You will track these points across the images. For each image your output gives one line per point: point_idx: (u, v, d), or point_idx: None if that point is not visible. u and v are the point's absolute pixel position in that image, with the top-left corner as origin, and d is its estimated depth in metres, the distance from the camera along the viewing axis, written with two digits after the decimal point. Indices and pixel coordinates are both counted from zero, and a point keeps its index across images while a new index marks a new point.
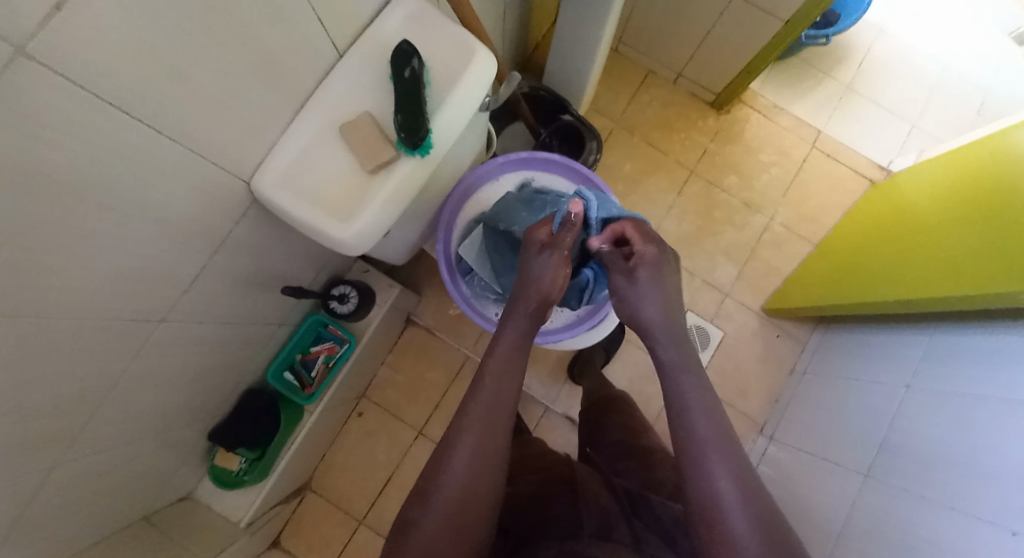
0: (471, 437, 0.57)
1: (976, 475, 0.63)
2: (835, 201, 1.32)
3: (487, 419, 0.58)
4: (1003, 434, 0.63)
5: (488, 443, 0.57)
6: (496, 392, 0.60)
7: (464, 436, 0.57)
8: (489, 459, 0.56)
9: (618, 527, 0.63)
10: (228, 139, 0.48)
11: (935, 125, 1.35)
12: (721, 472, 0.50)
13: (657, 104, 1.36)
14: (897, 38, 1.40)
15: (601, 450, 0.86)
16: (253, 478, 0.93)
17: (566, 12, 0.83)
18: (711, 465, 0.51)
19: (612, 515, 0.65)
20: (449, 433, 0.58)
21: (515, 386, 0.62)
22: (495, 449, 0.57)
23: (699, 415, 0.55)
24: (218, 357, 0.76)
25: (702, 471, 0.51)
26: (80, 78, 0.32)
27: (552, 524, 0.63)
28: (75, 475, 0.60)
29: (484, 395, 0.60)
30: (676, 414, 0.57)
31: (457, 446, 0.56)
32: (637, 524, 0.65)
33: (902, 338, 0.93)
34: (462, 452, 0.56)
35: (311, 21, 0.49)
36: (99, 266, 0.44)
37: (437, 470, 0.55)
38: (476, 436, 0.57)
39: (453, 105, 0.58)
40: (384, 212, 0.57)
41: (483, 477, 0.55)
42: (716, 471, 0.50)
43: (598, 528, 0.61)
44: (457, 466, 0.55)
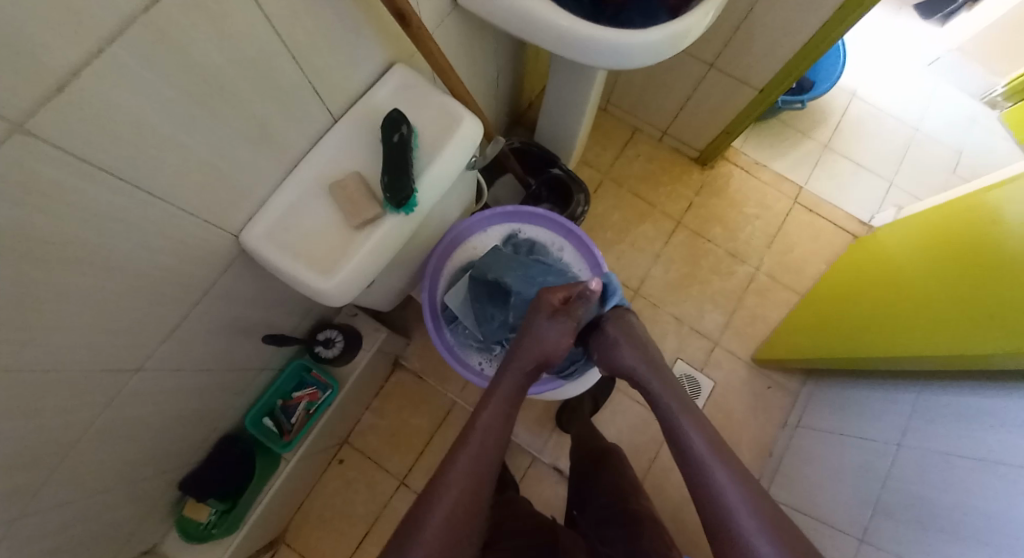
0: (455, 485, 0.57)
1: (977, 541, 0.61)
2: (819, 253, 1.35)
3: (471, 467, 0.59)
4: (992, 495, 0.62)
5: (469, 497, 0.56)
6: (482, 441, 0.61)
7: (450, 483, 0.57)
8: (470, 505, 0.56)
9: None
10: (216, 197, 0.50)
11: (911, 183, 1.41)
12: (734, 499, 0.55)
13: (644, 158, 1.40)
14: (870, 100, 1.48)
15: (588, 514, 0.84)
16: (221, 533, 0.90)
17: (554, 76, 0.87)
18: (726, 492, 0.56)
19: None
20: (433, 481, 0.58)
21: (503, 434, 0.63)
22: (474, 494, 0.57)
23: (693, 432, 0.62)
24: (195, 404, 0.75)
25: (716, 500, 0.56)
26: (68, 144, 0.34)
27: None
28: (38, 529, 0.58)
29: (471, 443, 0.61)
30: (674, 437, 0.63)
31: (441, 492, 0.56)
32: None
33: (888, 395, 0.94)
34: (446, 497, 0.56)
35: (305, 90, 0.52)
36: (77, 318, 0.45)
37: (418, 516, 0.55)
38: (462, 483, 0.57)
39: (438, 166, 0.61)
40: (367, 266, 0.58)
41: (462, 524, 0.55)
42: (728, 498, 0.56)
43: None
44: (439, 511, 0.55)
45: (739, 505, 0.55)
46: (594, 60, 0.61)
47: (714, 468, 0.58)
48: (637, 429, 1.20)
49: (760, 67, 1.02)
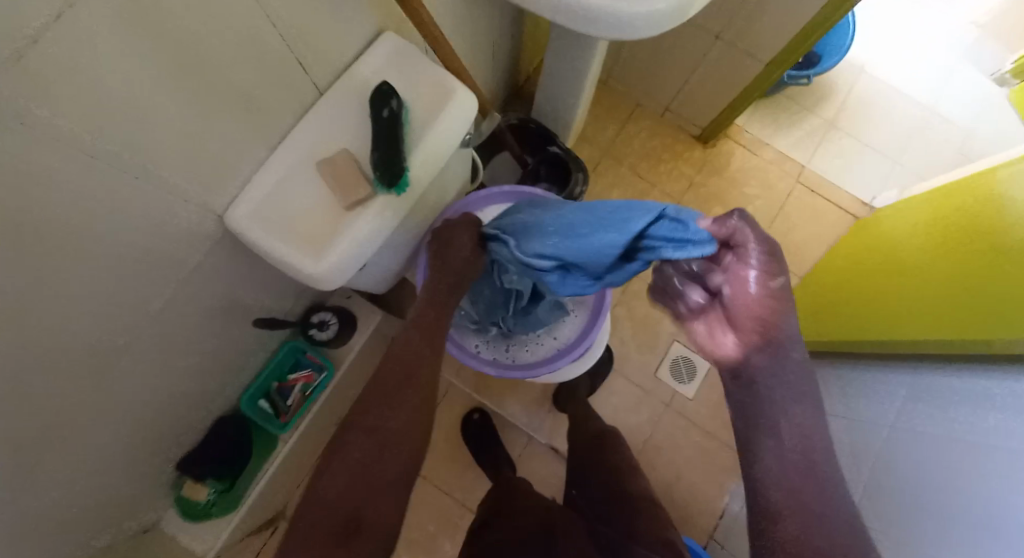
0: (374, 413, 0.57)
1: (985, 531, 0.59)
2: (821, 234, 1.33)
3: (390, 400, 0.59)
4: (979, 477, 0.63)
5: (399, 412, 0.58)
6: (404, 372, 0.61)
7: (369, 414, 0.57)
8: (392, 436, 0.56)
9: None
10: (199, 174, 0.48)
11: (916, 162, 1.38)
12: (815, 512, 0.44)
13: (644, 135, 1.37)
14: (878, 76, 1.44)
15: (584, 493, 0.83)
16: (220, 511, 0.91)
17: (554, 48, 0.84)
18: (815, 503, 0.45)
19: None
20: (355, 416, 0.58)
21: (425, 362, 0.64)
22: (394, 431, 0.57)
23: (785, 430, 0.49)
24: (187, 386, 0.75)
25: (790, 512, 0.45)
26: (36, 116, 0.31)
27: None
28: (29, 515, 0.57)
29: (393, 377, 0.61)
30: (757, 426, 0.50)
31: (364, 417, 0.57)
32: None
33: (884, 378, 0.93)
34: (365, 426, 0.56)
35: (290, 60, 0.49)
36: (56, 302, 0.43)
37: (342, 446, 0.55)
38: (380, 418, 0.57)
39: (430, 144, 0.59)
40: (358, 250, 0.56)
41: (384, 448, 0.55)
42: (810, 515, 0.44)
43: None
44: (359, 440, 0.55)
45: (820, 526, 0.44)
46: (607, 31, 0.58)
47: (809, 469, 0.46)
48: (633, 410, 1.20)
49: (769, 39, 0.98)
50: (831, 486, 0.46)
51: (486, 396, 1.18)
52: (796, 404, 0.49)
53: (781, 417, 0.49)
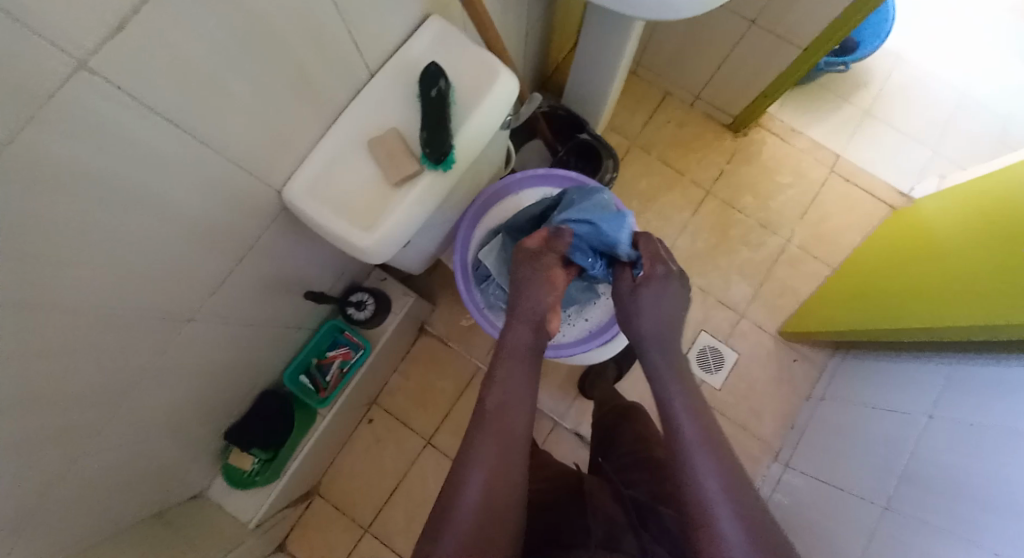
0: (484, 455, 0.54)
1: (989, 507, 0.63)
2: (854, 225, 1.32)
3: (501, 443, 0.55)
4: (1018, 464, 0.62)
5: (506, 451, 0.55)
6: (507, 416, 0.57)
7: (480, 455, 0.54)
8: (507, 486, 0.52)
9: (625, 539, 0.63)
10: (259, 150, 0.52)
11: (957, 152, 1.34)
12: (704, 471, 0.53)
13: (674, 125, 1.37)
14: (919, 65, 1.40)
15: (612, 460, 0.85)
16: (264, 479, 0.95)
17: (590, 35, 0.85)
18: (702, 474, 0.53)
19: (620, 527, 0.65)
20: (459, 461, 0.54)
21: (523, 408, 0.59)
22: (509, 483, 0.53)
23: (684, 416, 0.58)
24: (237, 357, 0.79)
25: (686, 466, 0.54)
26: (128, 85, 0.35)
27: (563, 532, 0.64)
28: (92, 468, 0.61)
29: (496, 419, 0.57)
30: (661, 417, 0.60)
31: (476, 456, 0.54)
32: (645, 536, 0.64)
33: (921, 366, 0.92)
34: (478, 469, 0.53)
35: (345, 41, 0.52)
36: (126, 265, 0.47)
37: (453, 490, 0.52)
38: (490, 463, 0.53)
39: (474, 124, 0.61)
40: (404, 223, 0.60)
41: (500, 499, 0.51)
42: (698, 465, 0.53)
43: (605, 539, 0.62)
44: (472, 491, 0.51)
45: (709, 477, 0.52)
46: (654, 12, 0.60)
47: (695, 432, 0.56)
48: None
49: (805, 25, 0.97)
50: (714, 460, 0.54)
51: None
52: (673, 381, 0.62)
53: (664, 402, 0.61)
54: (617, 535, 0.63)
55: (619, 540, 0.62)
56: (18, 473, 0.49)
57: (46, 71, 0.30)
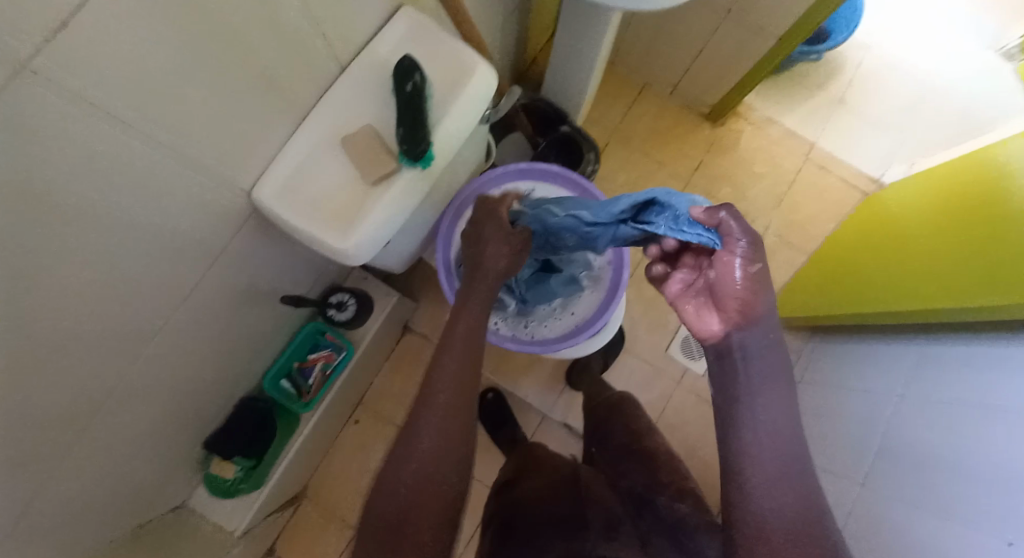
0: (430, 416, 0.55)
1: (958, 480, 0.65)
2: (829, 210, 1.34)
3: (443, 405, 0.56)
4: (989, 438, 0.64)
5: (452, 422, 0.55)
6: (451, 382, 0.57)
7: (422, 430, 0.54)
8: (452, 446, 0.55)
9: (622, 527, 0.65)
10: (226, 152, 0.50)
11: (924, 137, 1.38)
12: (761, 491, 0.47)
13: (653, 115, 1.37)
14: (886, 52, 1.43)
15: (605, 452, 0.84)
16: (248, 487, 0.93)
17: (566, 24, 0.84)
18: (761, 494, 0.47)
19: (616, 515, 0.67)
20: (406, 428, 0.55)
21: (468, 372, 0.59)
22: (454, 443, 0.55)
23: (749, 430, 0.50)
24: (212, 366, 0.77)
25: (743, 491, 0.48)
26: (80, 90, 0.33)
27: (558, 521, 0.64)
28: (60, 492, 0.58)
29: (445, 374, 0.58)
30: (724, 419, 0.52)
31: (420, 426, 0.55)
32: (643, 524, 0.69)
33: (892, 346, 0.95)
34: (425, 432, 0.54)
35: (314, 36, 0.50)
36: (89, 276, 0.44)
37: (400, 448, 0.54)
38: (434, 428, 0.54)
39: (452, 118, 0.60)
40: (383, 222, 0.59)
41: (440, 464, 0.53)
42: (755, 489, 0.48)
43: (605, 527, 0.64)
44: (419, 454, 0.53)
45: (770, 501, 0.47)
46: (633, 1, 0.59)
47: (768, 447, 0.49)
48: (644, 388, 1.22)
49: (781, 14, 0.97)
50: (766, 488, 0.47)
51: (500, 376, 1.20)
52: (759, 380, 0.51)
53: (726, 413, 0.52)
54: (615, 524, 0.65)
55: (617, 527, 0.64)
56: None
57: None
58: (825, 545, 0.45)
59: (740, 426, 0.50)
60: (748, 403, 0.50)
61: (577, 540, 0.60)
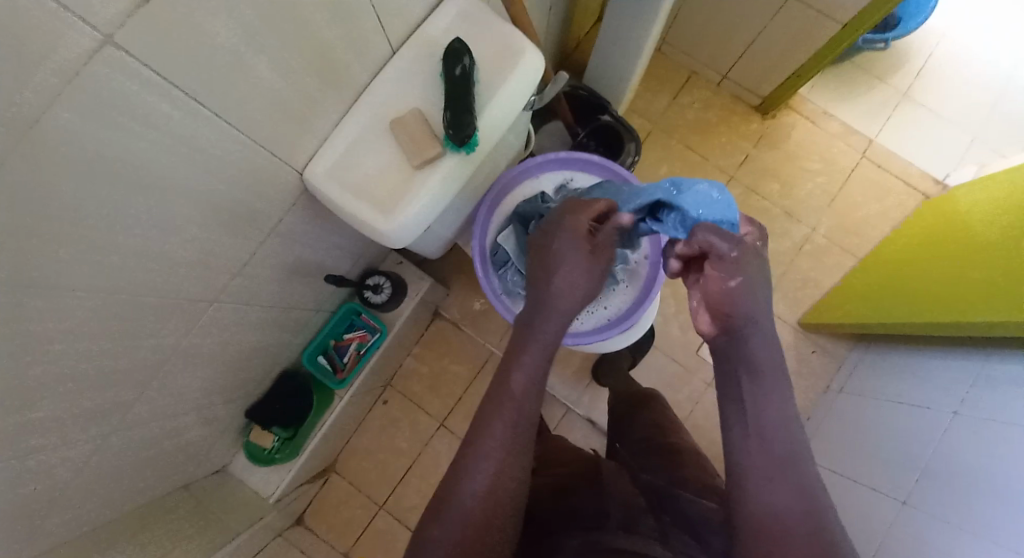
0: (486, 460, 0.52)
1: (1013, 504, 0.61)
2: (883, 212, 1.27)
3: (506, 432, 0.54)
4: None
5: (513, 452, 0.54)
6: (518, 410, 0.55)
7: (480, 456, 0.53)
8: (507, 489, 0.52)
9: (643, 523, 0.60)
10: (281, 132, 0.51)
11: (995, 137, 1.29)
12: (763, 486, 0.47)
13: (699, 107, 1.33)
14: (959, 44, 1.34)
15: (626, 445, 0.85)
16: (284, 457, 0.97)
17: (615, 9, 0.82)
18: (763, 490, 0.46)
19: (636, 511, 0.63)
20: (464, 451, 0.54)
21: (535, 400, 0.57)
22: (510, 489, 0.52)
23: (750, 429, 0.50)
24: (256, 339, 0.80)
25: (745, 486, 0.48)
26: (155, 64, 0.34)
27: (578, 516, 0.62)
28: (115, 450, 0.62)
29: (505, 414, 0.55)
30: (727, 420, 0.53)
31: (479, 455, 0.53)
32: (664, 518, 0.62)
33: (948, 361, 0.89)
34: (479, 475, 0.52)
35: (370, 19, 0.51)
36: (149, 247, 0.46)
37: (450, 493, 0.52)
38: (495, 456, 0.53)
39: (499, 103, 0.60)
40: (426, 207, 0.59)
41: (499, 495, 0.51)
42: (760, 483, 0.47)
43: (623, 521, 0.59)
44: (475, 481, 0.51)
45: (772, 496, 0.46)
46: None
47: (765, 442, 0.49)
48: (674, 387, 1.20)
49: (844, 3, 0.93)
50: (764, 481, 0.47)
51: None
52: (747, 378, 0.53)
53: (725, 420, 0.53)
54: (635, 519, 0.61)
55: (637, 522, 0.60)
56: (36, 457, 0.49)
57: (70, 46, 0.28)
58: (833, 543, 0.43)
59: (733, 424, 0.52)
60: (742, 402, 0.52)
61: (594, 533, 0.57)
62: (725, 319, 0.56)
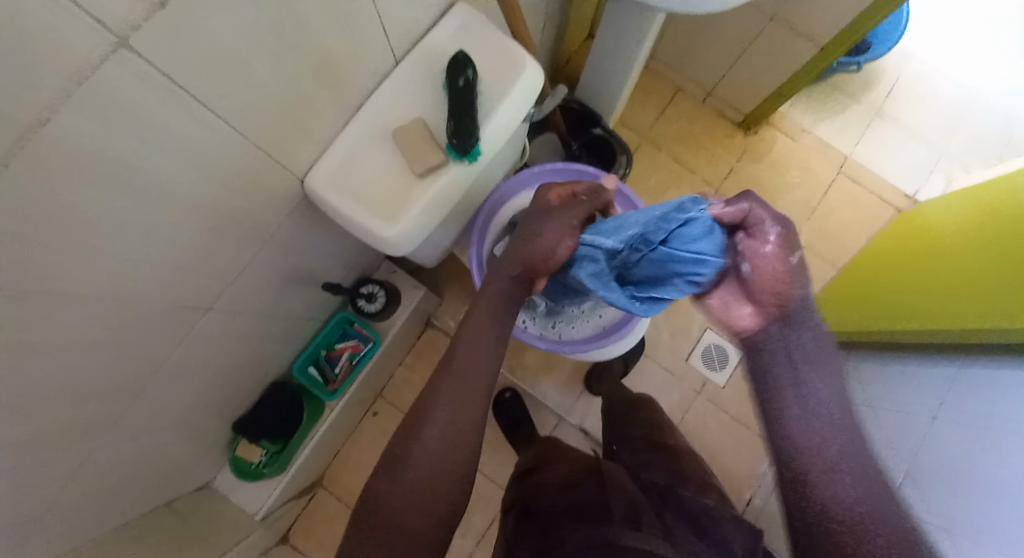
0: (442, 411, 0.53)
1: (996, 502, 0.65)
2: (861, 224, 1.32)
3: (457, 391, 0.54)
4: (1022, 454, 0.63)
5: (463, 413, 0.53)
6: (469, 373, 0.56)
7: (434, 413, 0.53)
8: (461, 447, 0.52)
9: (647, 514, 0.61)
10: (283, 139, 0.52)
11: (962, 153, 1.35)
12: (846, 479, 0.45)
13: (685, 121, 1.37)
14: (927, 65, 1.40)
15: (625, 445, 0.85)
16: (272, 472, 0.95)
17: (607, 25, 0.84)
18: (844, 483, 0.45)
19: (640, 502, 0.63)
20: (418, 405, 0.54)
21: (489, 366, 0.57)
22: (463, 447, 0.52)
23: (826, 419, 0.48)
24: (247, 349, 0.79)
25: (821, 479, 0.46)
26: (168, 68, 0.35)
27: (586, 508, 0.62)
28: (102, 464, 0.60)
29: (456, 373, 0.55)
30: (780, 418, 0.50)
31: (431, 411, 0.53)
32: (667, 514, 0.63)
33: (923, 364, 0.93)
34: (433, 424, 0.52)
35: (373, 28, 0.52)
36: (150, 252, 0.46)
37: (405, 444, 0.52)
38: (447, 410, 0.53)
39: (500, 114, 0.61)
40: (428, 214, 0.60)
41: (453, 454, 0.52)
42: (840, 476, 0.45)
43: (627, 514, 0.60)
44: (428, 438, 0.52)
45: (854, 487, 0.45)
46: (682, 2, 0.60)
47: (828, 439, 0.47)
48: (664, 395, 1.21)
49: (821, 24, 0.97)
50: (847, 473, 0.45)
51: (519, 376, 1.20)
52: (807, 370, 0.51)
53: (776, 403, 0.51)
54: (639, 510, 0.61)
55: (640, 514, 0.60)
56: (26, 469, 0.47)
57: (85, 46, 0.29)
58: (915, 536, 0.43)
59: (790, 421, 0.49)
60: (806, 392, 0.50)
61: (600, 526, 0.58)
62: (776, 308, 0.52)
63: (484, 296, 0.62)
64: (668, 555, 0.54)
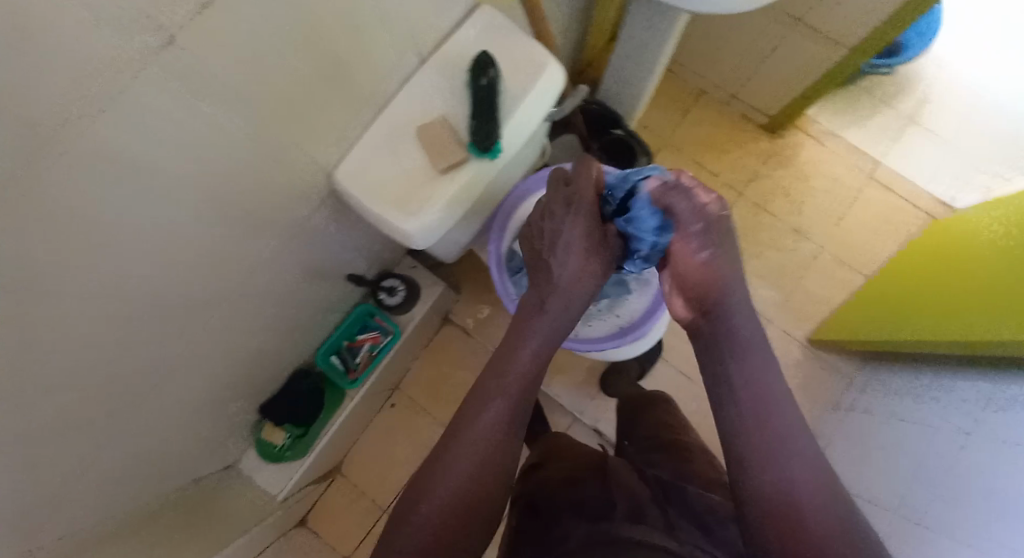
0: (465, 448, 0.60)
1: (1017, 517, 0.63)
2: (888, 232, 1.29)
3: (478, 434, 0.61)
4: None
5: (485, 453, 0.60)
6: (490, 416, 0.62)
7: (457, 454, 0.60)
8: (480, 484, 0.59)
9: (649, 512, 0.62)
10: (314, 135, 0.54)
11: (999, 160, 1.31)
12: (785, 465, 0.53)
13: (708, 124, 1.36)
14: (964, 70, 1.37)
15: (635, 442, 0.86)
16: (294, 454, 0.99)
17: (631, 27, 0.85)
18: (782, 465, 0.53)
19: (644, 501, 0.64)
20: (444, 446, 0.62)
21: (508, 412, 0.64)
22: (480, 477, 0.59)
23: (773, 410, 0.57)
24: (273, 337, 0.82)
25: (764, 468, 0.53)
26: (218, 69, 0.37)
27: (587, 505, 0.63)
28: (136, 439, 0.64)
29: (480, 417, 0.62)
30: (724, 413, 0.59)
31: (455, 452, 0.60)
32: (670, 509, 0.63)
33: (955, 379, 0.89)
34: (456, 464, 0.59)
35: (400, 29, 0.54)
36: (188, 242, 0.48)
37: (430, 479, 0.59)
38: (469, 452, 0.60)
39: (520, 113, 0.63)
40: (448, 209, 0.62)
41: (472, 487, 0.58)
42: (781, 467, 0.53)
43: (629, 512, 0.61)
44: (450, 478, 0.58)
45: (794, 475, 0.52)
46: (705, 5, 0.60)
47: (764, 423, 0.56)
48: (679, 399, 1.21)
49: (851, 25, 0.96)
50: (783, 455, 0.53)
51: None
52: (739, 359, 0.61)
53: (727, 405, 0.59)
54: (642, 509, 0.62)
55: (644, 513, 0.61)
56: (68, 439, 0.51)
57: (148, 49, 0.31)
58: (847, 517, 0.49)
59: (729, 412, 0.59)
60: (731, 388, 0.59)
61: (602, 524, 0.59)
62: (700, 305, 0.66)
63: (515, 346, 0.68)
64: (668, 549, 0.54)
